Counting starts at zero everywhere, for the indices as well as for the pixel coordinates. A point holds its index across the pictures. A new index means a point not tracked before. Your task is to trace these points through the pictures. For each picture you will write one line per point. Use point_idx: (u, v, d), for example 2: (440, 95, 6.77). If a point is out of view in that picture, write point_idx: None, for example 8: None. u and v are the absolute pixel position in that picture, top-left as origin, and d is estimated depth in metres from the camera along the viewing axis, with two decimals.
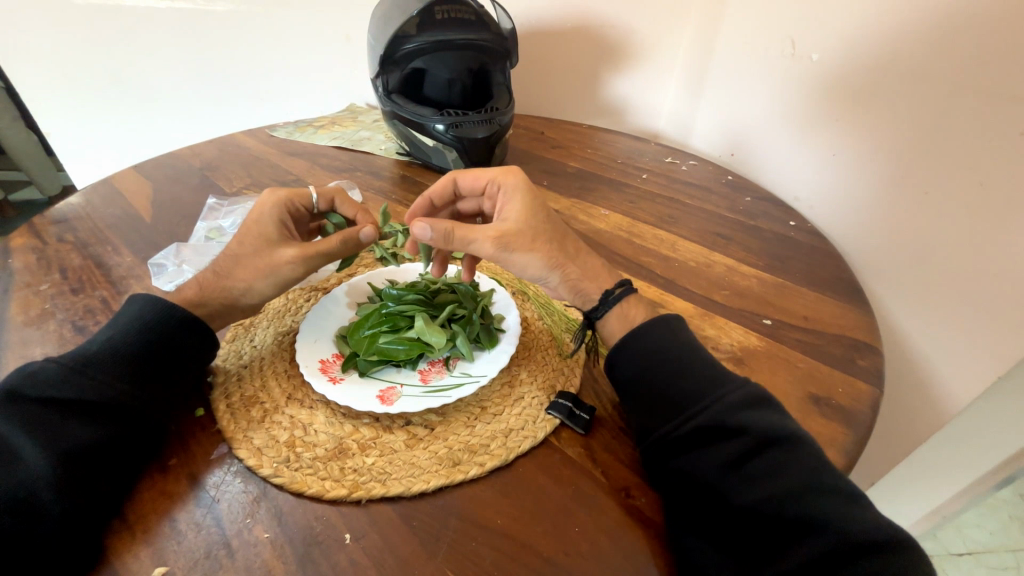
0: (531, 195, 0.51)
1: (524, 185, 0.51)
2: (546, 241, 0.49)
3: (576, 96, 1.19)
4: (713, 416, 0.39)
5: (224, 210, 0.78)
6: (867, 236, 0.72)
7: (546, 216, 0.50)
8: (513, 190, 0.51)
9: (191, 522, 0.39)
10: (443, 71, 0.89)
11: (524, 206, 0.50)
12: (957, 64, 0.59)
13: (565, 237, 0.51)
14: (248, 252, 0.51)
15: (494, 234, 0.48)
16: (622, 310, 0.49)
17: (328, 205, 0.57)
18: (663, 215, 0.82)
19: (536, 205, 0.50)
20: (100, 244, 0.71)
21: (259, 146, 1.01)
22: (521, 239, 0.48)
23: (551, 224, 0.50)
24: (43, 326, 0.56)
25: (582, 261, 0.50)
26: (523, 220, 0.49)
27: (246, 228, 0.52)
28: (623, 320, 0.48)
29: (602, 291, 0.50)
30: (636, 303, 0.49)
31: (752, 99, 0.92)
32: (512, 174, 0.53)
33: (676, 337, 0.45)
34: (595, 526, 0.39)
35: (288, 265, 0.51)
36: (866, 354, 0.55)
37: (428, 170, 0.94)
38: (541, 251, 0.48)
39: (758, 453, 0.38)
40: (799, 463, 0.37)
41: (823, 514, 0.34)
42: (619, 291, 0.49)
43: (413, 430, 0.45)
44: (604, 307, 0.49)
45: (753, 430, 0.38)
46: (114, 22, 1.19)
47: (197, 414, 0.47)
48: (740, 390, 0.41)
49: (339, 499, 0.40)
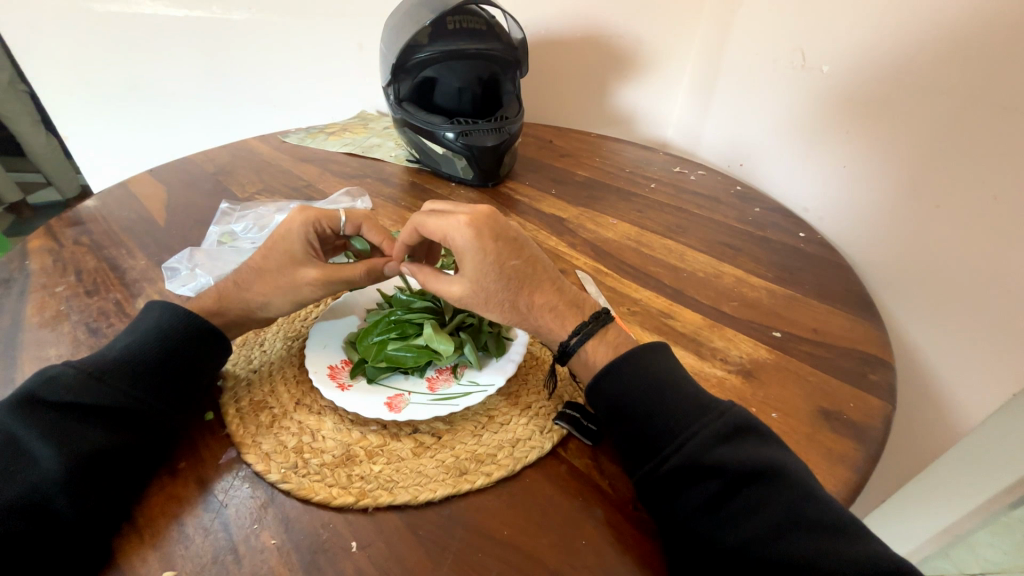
0: (482, 252, 0.46)
1: (473, 241, 0.46)
2: (500, 301, 0.47)
3: (584, 104, 1.20)
4: (687, 456, 0.38)
5: (236, 215, 0.79)
6: (879, 248, 0.72)
7: (500, 273, 0.46)
8: (463, 250, 0.46)
9: (199, 526, 0.39)
10: (453, 80, 0.90)
11: (476, 269, 0.46)
12: (971, 79, 0.58)
13: (523, 290, 0.48)
14: (272, 267, 0.52)
15: (454, 298, 0.48)
16: (582, 356, 0.47)
17: (355, 230, 0.56)
18: (671, 224, 0.82)
19: (489, 265, 0.46)
20: (114, 247, 0.72)
21: (271, 152, 1.02)
22: (478, 302, 0.48)
23: (505, 281, 0.47)
24: (57, 328, 0.57)
25: (535, 316, 0.49)
26: (476, 283, 0.46)
27: (273, 244, 0.52)
28: (585, 367, 0.47)
29: (558, 342, 0.48)
30: (595, 345, 0.47)
31: (761, 108, 0.93)
32: (462, 226, 0.46)
33: (649, 370, 0.44)
34: (602, 539, 0.39)
35: (309, 286, 0.51)
36: (879, 369, 0.55)
37: (437, 177, 0.95)
38: (497, 311, 0.48)
39: (731, 493, 0.37)
40: (781, 498, 0.36)
41: (798, 558, 0.34)
42: (575, 341, 0.47)
43: (420, 438, 0.45)
44: (564, 359, 0.48)
45: (728, 469, 0.37)
46: (133, 30, 1.21)
47: (207, 418, 0.47)
48: (715, 423, 0.40)
49: (345, 506, 0.40)
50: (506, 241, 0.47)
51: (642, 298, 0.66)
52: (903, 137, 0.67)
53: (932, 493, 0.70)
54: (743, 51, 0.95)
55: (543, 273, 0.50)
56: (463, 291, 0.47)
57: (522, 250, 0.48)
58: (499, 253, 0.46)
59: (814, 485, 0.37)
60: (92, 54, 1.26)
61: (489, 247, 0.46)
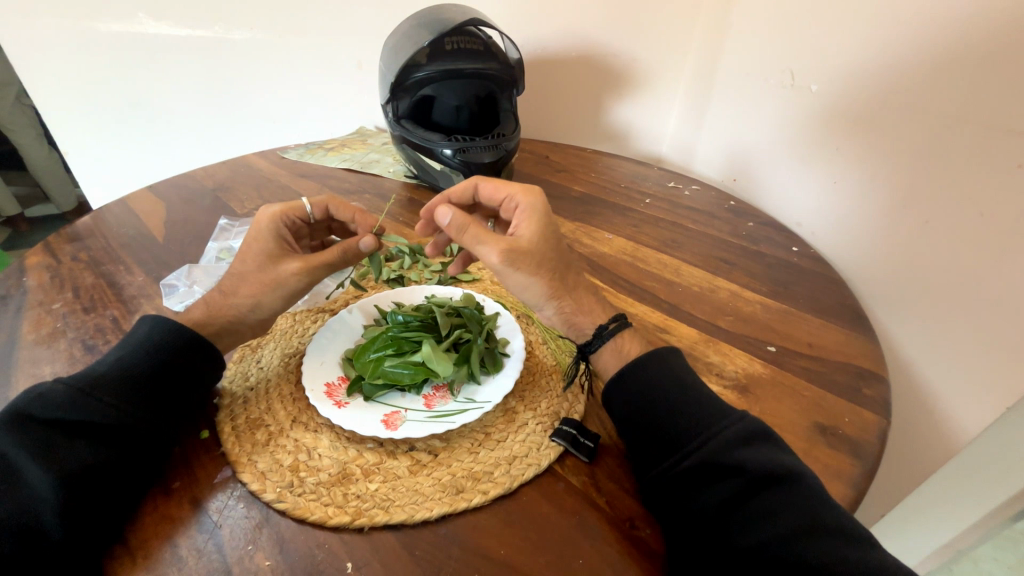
0: (547, 219, 0.52)
1: (543, 207, 0.52)
2: (548, 266, 0.50)
3: (579, 121, 1.22)
4: (709, 453, 0.39)
5: (235, 231, 0.80)
6: (872, 264, 0.73)
7: (556, 241, 0.51)
8: (530, 210, 0.52)
9: (193, 548, 0.39)
10: (451, 98, 0.92)
11: (539, 227, 0.51)
12: (955, 97, 0.60)
13: (570, 268, 0.52)
14: (252, 269, 0.52)
15: (502, 249, 0.48)
16: (615, 344, 0.49)
17: (323, 213, 0.59)
18: (666, 239, 0.83)
19: (549, 230, 0.51)
20: (113, 263, 0.72)
21: (271, 168, 1.03)
22: (526, 259, 0.49)
23: (557, 252, 0.51)
24: (53, 345, 0.57)
25: (575, 294, 0.51)
26: (535, 240, 0.50)
27: (246, 246, 0.53)
28: (616, 356, 0.48)
29: (596, 325, 0.50)
30: (629, 339, 0.49)
31: (753, 125, 0.94)
32: (535, 193, 0.53)
33: (672, 371, 0.45)
34: (599, 559, 0.39)
35: (294, 277, 0.52)
36: (872, 383, 0.55)
37: (435, 193, 0.96)
38: (541, 278, 0.49)
39: (751, 494, 0.37)
40: (794, 507, 0.36)
41: (819, 562, 0.33)
42: (612, 327, 0.49)
43: (417, 456, 0.45)
44: (595, 346, 0.49)
45: (749, 469, 0.38)
46: (137, 49, 1.23)
47: (201, 436, 0.47)
48: (737, 425, 0.40)
49: (341, 526, 0.40)
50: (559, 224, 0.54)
51: (638, 313, 0.66)
52: (893, 151, 0.68)
53: (931, 509, 0.70)
54: (735, 70, 0.98)
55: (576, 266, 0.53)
56: (515, 246, 0.49)
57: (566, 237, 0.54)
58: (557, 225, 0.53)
59: (824, 494, 0.37)
60: (95, 72, 1.28)
61: (552, 216, 0.53)
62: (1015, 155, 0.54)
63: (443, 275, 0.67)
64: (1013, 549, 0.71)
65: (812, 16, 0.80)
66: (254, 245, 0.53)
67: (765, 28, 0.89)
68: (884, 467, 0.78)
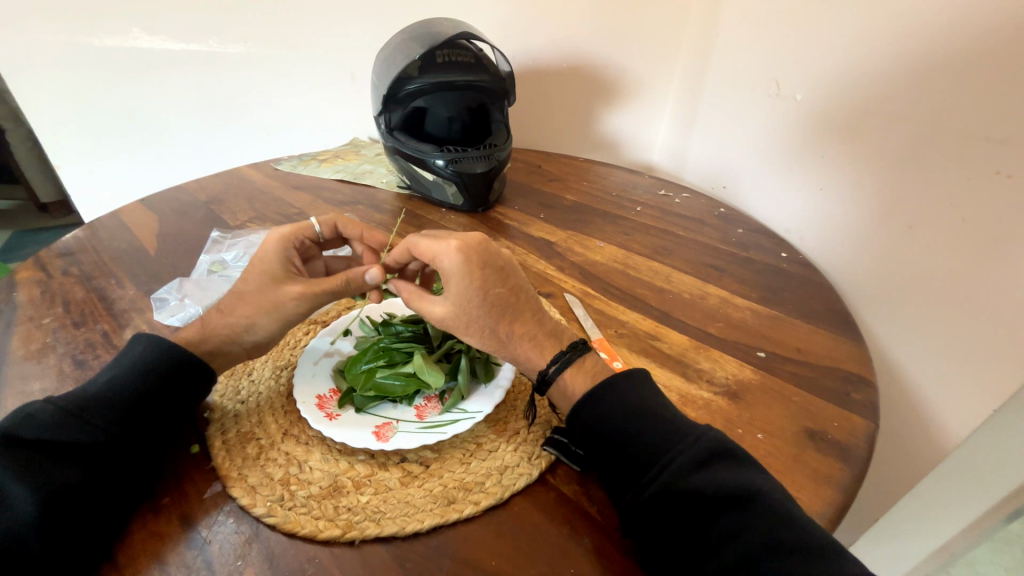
0: (467, 277, 0.47)
1: (461, 265, 0.48)
2: (478, 327, 0.48)
3: (571, 129, 1.23)
4: (687, 469, 0.39)
5: (227, 243, 0.80)
6: (859, 269, 0.74)
7: (484, 298, 0.48)
8: (451, 273, 0.48)
9: (182, 565, 0.38)
10: (443, 110, 0.93)
11: (460, 292, 0.48)
12: (933, 109, 0.62)
13: (504, 318, 0.48)
14: (252, 288, 0.52)
15: (435, 318, 0.50)
16: (561, 384, 0.47)
17: (332, 231, 0.61)
18: (657, 247, 0.84)
19: (473, 288, 0.47)
20: (104, 277, 0.72)
21: (264, 180, 1.03)
22: (458, 325, 0.49)
23: (487, 308, 0.48)
24: (43, 361, 0.57)
25: (513, 345, 0.49)
26: (459, 304, 0.48)
27: (252, 265, 0.53)
28: (563, 395, 0.47)
29: (537, 371, 0.48)
30: (573, 373, 0.47)
31: (740, 133, 0.96)
32: (452, 250, 0.48)
33: (631, 394, 0.44)
34: (589, 567, 0.39)
35: (293, 301, 0.51)
36: (861, 388, 0.56)
37: (428, 203, 0.97)
38: (476, 336, 0.49)
39: (720, 514, 0.37)
40: (762, 524, 0.36)
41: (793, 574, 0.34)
42: (554, 369, 0.47)
43: (408, 467, 0.45)
44: (543, 388, 0.48)
45: (719, 487, 0.37)
46: (133, 64, 1.24)
47: (193, 451, 0.47)
48: (694, 447, 0.40)
49: (332, 539, 0.40)
50: (493, 268, 0.49)
51: (630, 321, 0.67)
52: (878, 156, 0.69)
53: (925, 512, 0.70)
54: (722, 78, 1.00)
55: (525, 304, 0.50)
56: (444, 313, 0.49)
57: (506, 280, 0.49)
58: (484, 280, 0.48)
59: (794, 509, 0.37)
60: (89, 86, 1.28)
61: (481, 273, 0.48)
62: (995, 161, 0.56)
63: None
64: (1009, 549, 0.71)
65: (796, 25, 0.82)
66: (256, 264, 0.53)
67: (750, 38, 0.92)
68: (876, 470, 0.78)
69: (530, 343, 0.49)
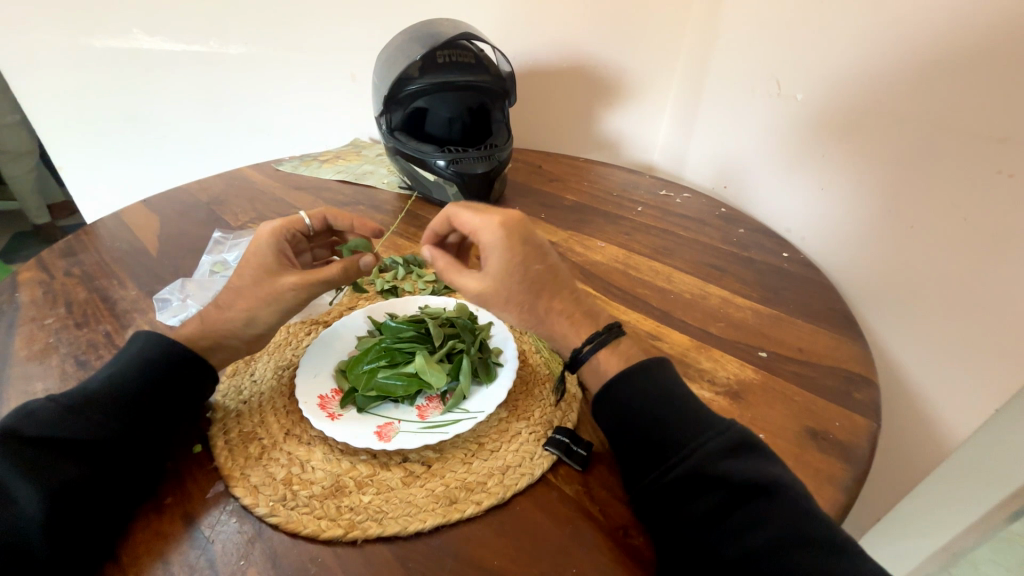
0: (510, 251, 0.47)
1: (505, 239, 0.47)
2: (517, 302, 0.48)
3: (572, 130, 1.24)
4: (692, 469, 0.38)
5: (229, 243, 0.80)
6: (860, 269, 0.74)
7: (524, 274, 0.47)
8: (493, 245, 0.47)
9: (185, 564, 0.38)
10: (443, 110, 0.93)
11: (501, 265, 0.47)
12: (934, 109, 0.62)
13: (542, 295, 0.48)
14: (247, 282, 0.51)
15: (471, 292, 0.49)
16: (594, 364, 0.47)
17: (321, 224, 0.60)
18: (658, 246, 0.84)
19: (514, 263, 0.47)
20: (106, 278, 0.72)
21: (265, 180, 1.03)
22: (496, 299, 0.48)
23: (527, 284, 0.47)
24: (46, 361, 0.57)
25: (550, 322, 0.49)
26: (499, 278, 0.47)
27: (244, 262, 0.52)
28: (596, 375, 0.47)
29: (570, 349, 0.49)
30: (607, 355, 0.47)
31: (740, 133, 0.97)
32: (494, 223, 0.48)
33: (654, 384, 0.44)
34: (591, 566, 0.39)
35: (291, 291, 0.51)
36: (863, 387, 0.56)
37: (429, 204, 0.97)
38: (514, 311, 0.49)
39: (730, 510, 0.37)
40: (763, 523, 0.36)
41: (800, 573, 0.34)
42: (588, 349, 0.47)
43: (410, 467, 0.45)
44: (575, 367, 0.49)
45: (729, 483, 0.37)
46: (134, 64, 1.24)
47: (195, 451, 0.47)
48: (720, 437, 0.40)
49: (334, 539, 0.40)
50: (534, 244, 0.48)
51: (630, 321, 0.67)
52: (881, 157, 0.69)
53: (926, 512, 0.70)
54: (723, 78, 1.00)
55: (564, 284, 0.50)
56: (482, 286, 0.48)
57: (546, 256, 0.48)
58: (526, 256, 0.47)
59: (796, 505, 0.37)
60: (92, 89, 1.29)
61: (523, 248, 0.47)
62: (996, 161, 0.56)
63: (436, 285, 0.68)
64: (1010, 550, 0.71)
65: (796, 26, 0.82)
66: (247, 263, 0.52)
67: (751, 38, 0.92)
68: (877, 471, 0.78)
69: (568, 320, 0.49)
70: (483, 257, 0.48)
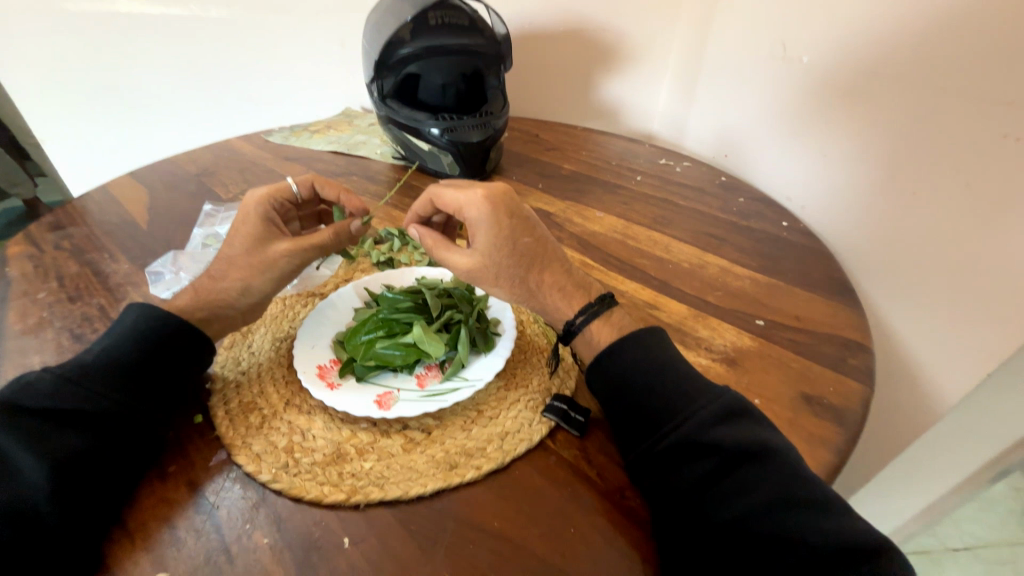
0: (497, 224, 0.48)
1: (491, 213, 0.48)
2: (507, 277, 0.48)
3: (569, 97, 1.20)
4: (686, 434, 0.39)
5: (220, 216, 0.79)
6: (860, 237, 0.73)
7: (513, 247, 0.48)
8: (479, 220, 0.48)
9: (191, 528, 0.39)
10: (437, 77, 0.89)
11: (488, 240, 0.48)
12: (943, 71, 0.60)
13: (533, 268, 0.48)
14: (238, 252, 0.51)
15: (461, 270, 0.49)
16: (586, 335, 0.47)
17: (309, 191, 0.59)
18: (657, 216, 0.83)
19: (502, 237, 0.48)
20: (97, 252, 0.71)
21: (256, 152, 1.01)
22: (486, 275, 0.49)
23: (516, 257, 0.48)
24: (41, 335, 0.56)
25: (543, 295, 0.49)
26: (488, 253, 0.48)
27: (234, 229, 0.52)
28: (588, 346, 0.47)
29: (563, 322, 0.48)
30: (600, 325, 0.47)
31: (743, 102, 0.94)
32: (479, 199, 0.49)
33: (647, 353, 0.44)
34: (589, 526, 0.40)
35: (283, 258, 0.51)
36: (858, 353, 0.56)
37: (424, 174, 0.95)
38: (505, 287, 0.49)
39: (723, 473, 0.38)
40: (756, 485, 0.37)
41: (791, 529, 0.35)
42: (581, 320, 0.47)
43: (410, 434, 0.46)
44: (568, 339, 0.48)
45: (722, 447, 0.38)
46: (111, 29, 1.19)
47: (195, 421, 0.47)
48: (709, 406, 0.40)
49: (337, 504, 0.41)
50: (520, 217, 0.49)
51: (628, 290, 0.66)
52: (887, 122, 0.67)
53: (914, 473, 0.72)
54: (724, 43, 0.96)
55: (553, 257, 0.50)
56: (471, 263, 0.49)
57: (533, 229, 0.49)
58: (514, 229, 0.48)
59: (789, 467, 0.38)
60: (71, 56, 1.24)
61: (509, 222, 0.48)
62: (1003, 126, 0.55)
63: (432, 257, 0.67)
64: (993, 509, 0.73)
65: None
66: (236, 232, 0.52)
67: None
68: (868, 436, 0.79)
69: (559, 293, 0.49)
70: (471, 234, 0.49)
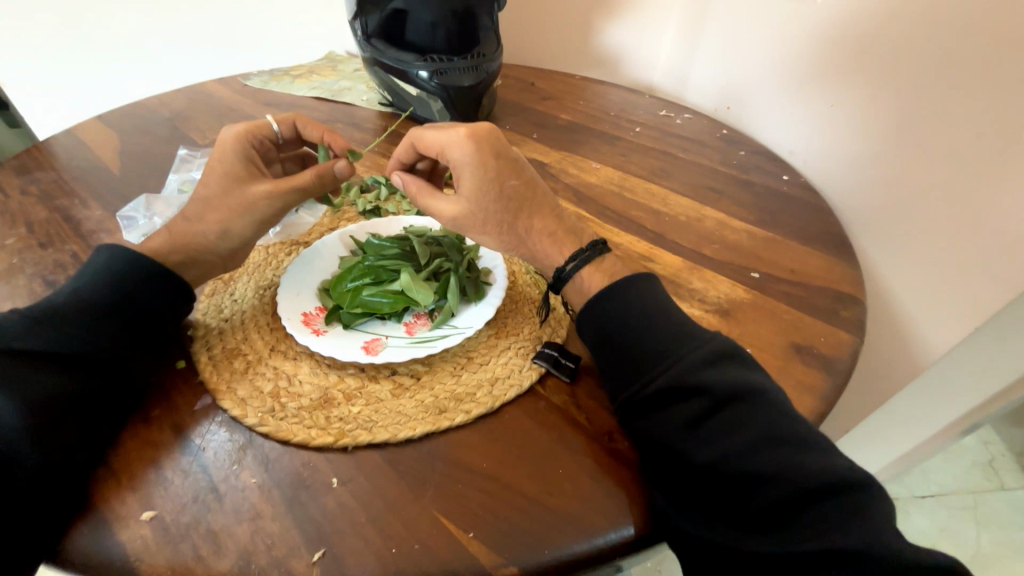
0: (481, 165, 0.45)
1: (474, 153, 0.45)
2: (494, 224, 0.46)
3: (567, 43, 1.13)
4: (675, 378, 0.39)
5: (196, 161, 0.75)
6: (861, 190, 0.72)
7: (499, 191, 0.45)
8: (463, 162, 0.46)
9: (178, 469, 0.39)
10: (425, 15, 0.81)
11: (473, 184, 0.46)
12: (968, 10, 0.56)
13: (521, 214, 0.47)
14: (215, 193, 0.49)
15: (447, 217, 0.48)
16: (577, 282, 0.46)
17: (291, 130, 0.55)
18: (655, 169, 0.80)
19: (487, 179, 0.45)
20: (67, 197, 0.67)
21: (232, 96, 0.95)
22: (472, 222, 0.47)
23: (503, 202, 0.46)
24: (12, 281, 0.54)
25: (533, 241, 0.47)
26: (474, 198, 0.46)
27: (209, 167, 0.50)
28: (579, 293, 0.46)
29: (554, 269, 0.47)
30: (591, 271, 0.46)
31: (743, 52, 0.86)
32: (462, 138, 0.46)
33: (638, 299, 0.43)
34: (576, 466, 0.40)
35: (265, 199, 0.49)
36: (851, 305, 0.56)
37: (412, 122, 0.90)
38: (493, 234, 0.47)
39: (710, 415, 0.38)
40: (743, 426, 0.37)
41: (775, 467, 0.35)
42: (572, 267, 0.46)
43: (399, 380, 0.45)
44: (559, 287, 0.47)
45: (711, 390, 0.38)
46: None
47: (178, 366, 0.46)
48: (698, 351, 0.40)
49: (325, 446, 0.40)
50: (506, 158, 0.47)
51: (623, 243, 0.65)
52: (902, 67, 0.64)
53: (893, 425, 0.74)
54: None
55: (543, 200, 0.48)
56: (456, 210, 0.47)
57: (521, 171, 0.47)
58: (499, 170, 0.46)
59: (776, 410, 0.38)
60: None
61: (494, 163, 0.46)
62: None
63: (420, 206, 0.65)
64: None
65: None
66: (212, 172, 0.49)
67: None
68: (852, 390, 0.81)
69: (550, 239, 0.47)
70: (455, 177, 0.47)
